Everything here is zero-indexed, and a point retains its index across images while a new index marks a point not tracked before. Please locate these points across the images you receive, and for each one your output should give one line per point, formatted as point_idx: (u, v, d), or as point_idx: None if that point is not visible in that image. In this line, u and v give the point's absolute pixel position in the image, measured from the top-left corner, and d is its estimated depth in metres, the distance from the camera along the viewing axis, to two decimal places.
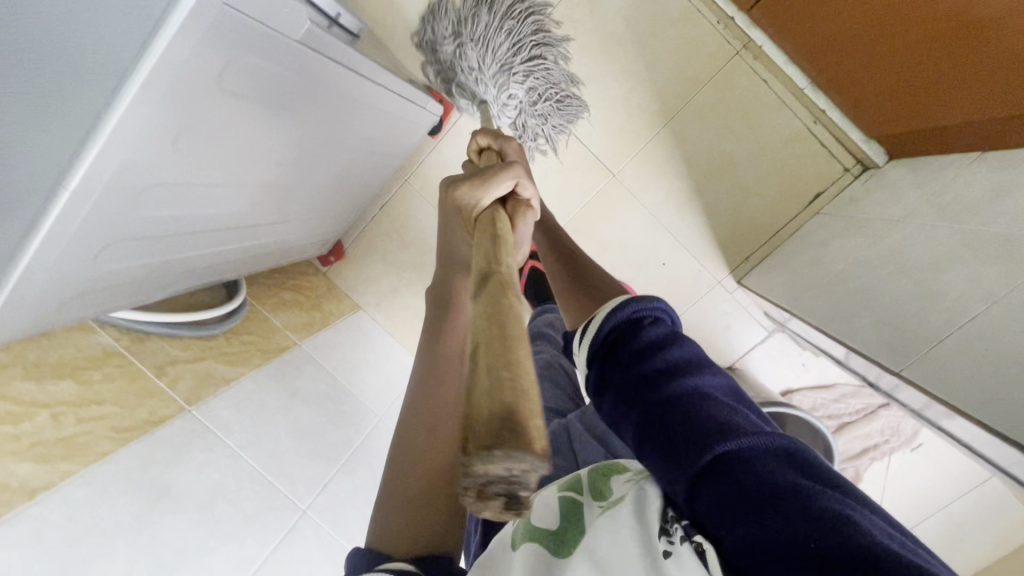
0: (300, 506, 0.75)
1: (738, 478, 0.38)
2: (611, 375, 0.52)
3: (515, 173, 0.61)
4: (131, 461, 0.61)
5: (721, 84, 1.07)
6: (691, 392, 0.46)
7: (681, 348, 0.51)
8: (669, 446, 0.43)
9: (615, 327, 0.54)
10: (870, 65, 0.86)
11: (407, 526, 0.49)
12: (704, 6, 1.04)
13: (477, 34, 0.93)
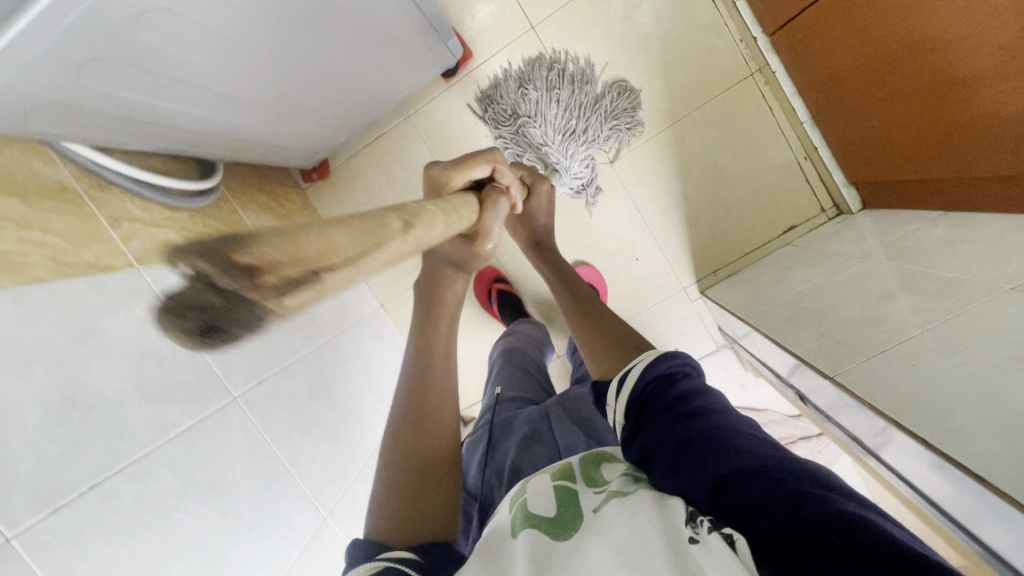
0: (231, 392, 0.71)
1: (762, 483, 0.43)
2: (647, 417, 0.55)
3: (489, 163, 0.73)
4: (67, 292, 0.58)
5: (730, 100, 1.11)
6: (720, 427, 0.51)
7: (709, 402, 0.55)
8: (699, 463, 0.48)
9: (652, 380, 0.58)
10: (875, 111, 0.91)
11: (404, 517, 0.52)
12: (732, 22, 1.08)
13: (534, 113, 1.10)
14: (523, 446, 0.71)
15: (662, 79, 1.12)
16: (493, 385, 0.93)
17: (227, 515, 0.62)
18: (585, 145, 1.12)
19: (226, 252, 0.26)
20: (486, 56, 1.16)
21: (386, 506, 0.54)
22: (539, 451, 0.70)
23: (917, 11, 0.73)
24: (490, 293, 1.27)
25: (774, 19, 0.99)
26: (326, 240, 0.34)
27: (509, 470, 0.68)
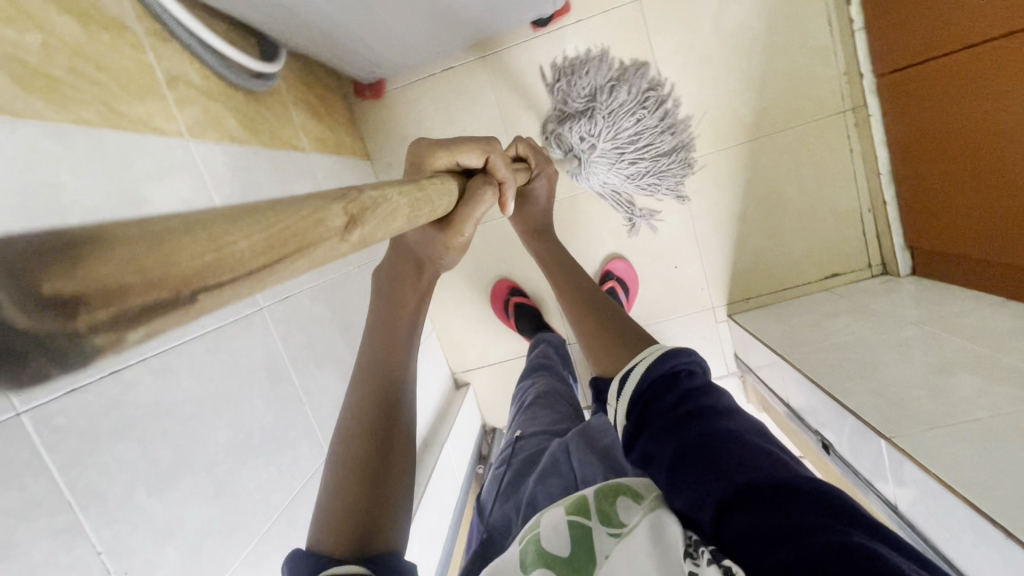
0: (259, 301, 0.64)
1: (763, 502, 0.36)
2: (649, 420, 0.49)
3: (488, 150, 0.64)
4: (113, 145, 0.50)
5: (815, 132, 1.07)
6: (728, 432, 0.43)
7: (716, 407, 0.47)
8: (697, 476, 0.41)
9: (653, 382, 0.51)
10: (957, 179, 0.88)
11: (346, 518, 0.43)
12: (843, 53, 1.03)
13: (611, 110, 1.04)
14: (541, 477, 0.65)
15: (755, 91, 1.07)
16: (518, 415, 0.88)
17: (242, 436, 0.55)
18: (632, 172, 1.09)
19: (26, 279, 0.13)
20: (581, 16, 1.08)
21: (331, 504, 0.45)
22: (556, 483, 0.63)
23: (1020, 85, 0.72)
24: (508, 306, 1.21)
25: (889, 62, 0.96)
26: (219, 242, 0.19)
27: (527, 505, 0.62)
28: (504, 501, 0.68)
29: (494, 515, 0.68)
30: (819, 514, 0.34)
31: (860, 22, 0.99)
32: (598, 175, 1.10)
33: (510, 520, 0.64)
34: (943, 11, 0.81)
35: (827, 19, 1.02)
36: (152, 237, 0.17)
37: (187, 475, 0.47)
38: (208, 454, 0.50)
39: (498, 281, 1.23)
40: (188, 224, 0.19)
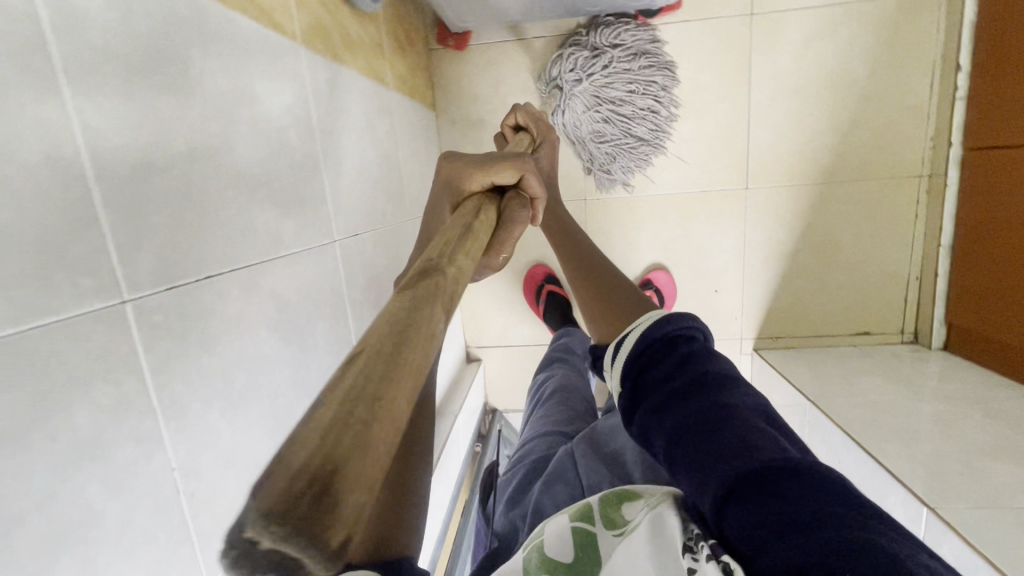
0: (332, 234, 0.60)
1: (779, 496, 0.30)
2: (644, 391, 0.42)
3: (522, 164, 0.52)
4: (238, 32, 0.45)
5: (886, 189, 1.07)
6: (724, 409, 0.36)
7: (710, 374, 0.40)
8: (699, 460, 0.34)
9: (645, 347, 0.43)
10: (1015, 267, 0.88)
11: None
12: (935, 119, 1.02)
13: (613, 64, 1.03)
14: (547, 485, 0.59)
15: (839, 135, 1.05)
16: (535, 414, 0.82)
17: (300, 373, 0.51)
18: (599, 131, 1.08)
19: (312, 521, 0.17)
20: (689, 16, 1.03)
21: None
22: (562, 491, 0.56)
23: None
24: (540, 292, 1.18)
25: (982, 138, 0.94)
26: (382, 408, 0.21)
27: (531, 514, 0.57)
28: (512, 508, 0.62)
29: (502, 523, 0.62)
30: (846, 516, 0.28)
31: (964, 91, 0.97)
32: (577, 141, 1.10)
33: (516, 528, 0.59)
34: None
35: (928, 81, 1.01)
36: (341, 432, 0.19)
37: (253, 402, 0.43)
38: (272, 383, 0.46)
39: (535, 265, 1.20)
40: (347, 400, 0.20)
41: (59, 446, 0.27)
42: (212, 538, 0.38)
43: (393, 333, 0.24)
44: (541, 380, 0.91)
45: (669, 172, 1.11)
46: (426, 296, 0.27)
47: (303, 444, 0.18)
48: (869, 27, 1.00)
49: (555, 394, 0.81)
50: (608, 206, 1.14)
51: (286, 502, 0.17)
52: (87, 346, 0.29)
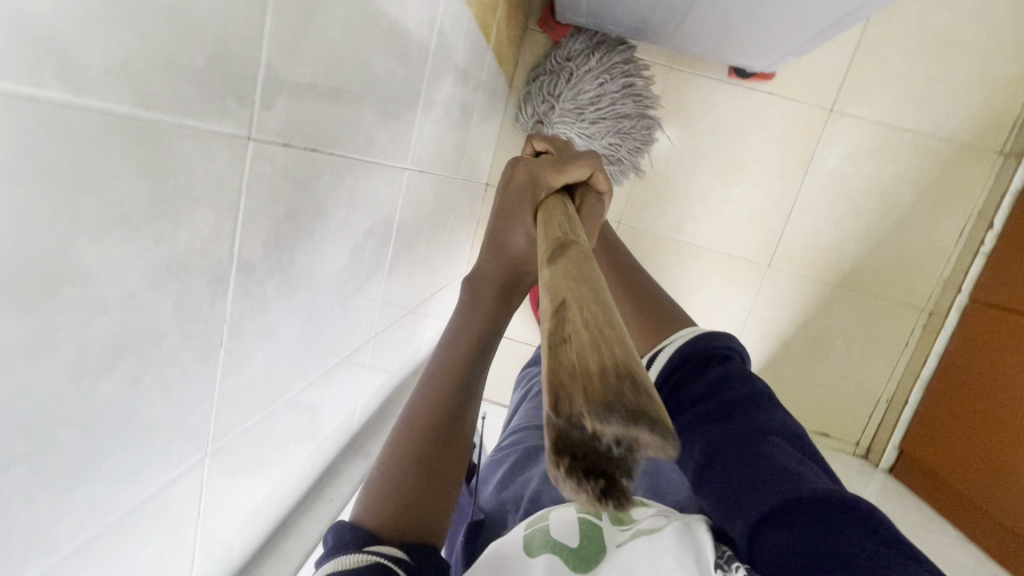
0: (404, 160, 0.59)
1: (803, 522, 0.34)
2: (677, 410, 0.49)
3: (585, 162, 0.50)
4: None
5: (888, 311, 1.12)
6: (749, 427, 0.43)
7: (738, 393, 0.47)
8: (727, 485, 0.39)
9: (679, 364, 0.53)
10: (979, 411, 0.94)
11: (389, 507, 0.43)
12: (953, 263, 1.08)
13: (574, 73, 1.03)
14: (546, 478, 0.61)
15: (865, 249, 1.10)
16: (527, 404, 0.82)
17: (340, 281, 0.50)
18: (595, 135, 1.05)
19: (606, 400, 0.17)
20: (774, 92, 1.07)
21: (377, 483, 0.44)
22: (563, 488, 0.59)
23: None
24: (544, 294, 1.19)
25: (991, 295, 1.00)
26: (612, 322, 0.21)
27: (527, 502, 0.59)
28: (503, 489, 0.65)
29: (491, 502, 0.66)
30: (861, 535, 0.32)
31: (987, 249, 1.03)
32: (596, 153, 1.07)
33: (506, 511, 0.62)
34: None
35: (958, 229, 1.07)
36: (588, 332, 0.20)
37: (300, 290, 0.42)
38: (318, 278, 0.45)
39: None
40: (590, 326, 0.20)
41: (158, 251, 0.26)
42: (233, 403, 0.37)
43: (581, 276, 0.24)
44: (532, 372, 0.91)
45: (705, 226, 1.14)
46: (580, 252, 0.27)
47: (559, 359, 0.19)
48: (926, 162, 1.05)
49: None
50: (638, 237, 1.16)
51: (610, 392, 0.18)
52: (211, 166, 0.28)
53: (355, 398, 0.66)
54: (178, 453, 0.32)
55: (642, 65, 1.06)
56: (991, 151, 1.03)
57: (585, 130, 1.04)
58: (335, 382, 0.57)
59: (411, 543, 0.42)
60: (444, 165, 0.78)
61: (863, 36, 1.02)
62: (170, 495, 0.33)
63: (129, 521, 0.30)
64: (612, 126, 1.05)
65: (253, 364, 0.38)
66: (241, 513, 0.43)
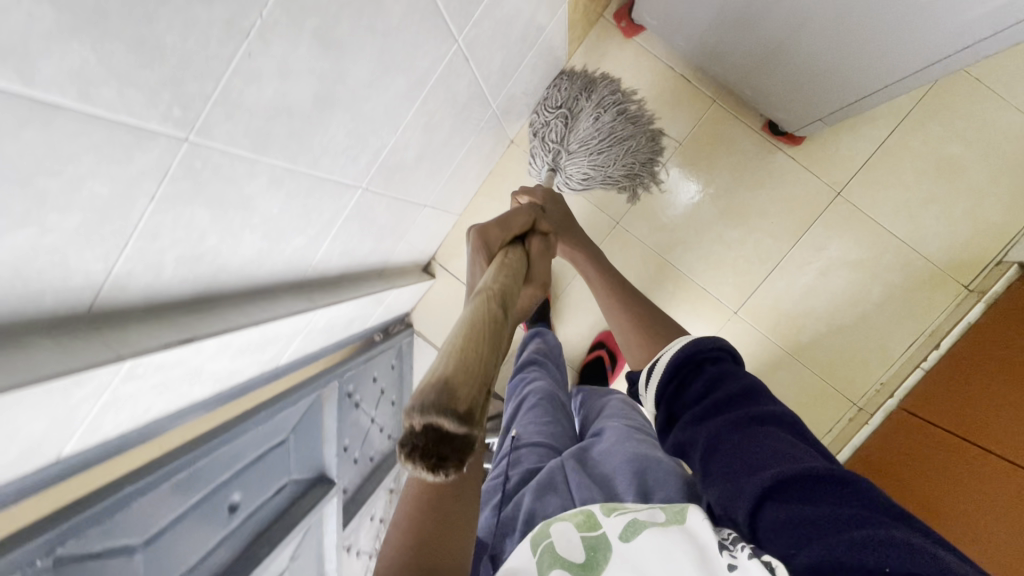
0: (460, 32, 0.61)
1: (798, 499, 0.41)
2: (679, 411, 0.55)
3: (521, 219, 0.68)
4: None
5: (824, 394, 1.18)
6: (749, 417, 0.49)
7: (729, 388, 0.52)
8: (731, 474, 0.45)
9: (678, 369, 0.58)
10: (934, 477, 0.94)
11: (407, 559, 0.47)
12: (893, 369, 1.15)
13: (570, 118, 1.00)
14: (536, 493, 0.64)
15: (825, 329, 1.16)
16: (522, 416, 0.83)
17: (362, 94, 0.50)
18: (607, 165, 1.01)
19: (433, 405, 0.25)
20: (797, 159, 1.14)
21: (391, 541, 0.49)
22: (554, 502, 0.62)
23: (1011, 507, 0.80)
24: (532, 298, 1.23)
25: (915, 403, 1.08)
26: (462, 350, 0.30)
27: (523, 521, 0.61)
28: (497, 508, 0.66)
29: (485, 524, 0.65)
30: (851, 501, 0.39)
31: (928, 364, 1.11)
32: (615, 181, 1.04)
33: (505, 534, 0.62)
34: (990, 414, 0.91)
35: (909, 340, 1.14)
36: (446, 356, 0.29)
37: (326, 60, 0.42)
38: (347, 68, 0.46)
39: None
40: (453, 353, 0.29)
41: None
42: (228, 112, 0.37)
43: (471, 322, 0.34)
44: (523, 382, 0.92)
45: (692, 255, 1.19)
46: (484, 303, 0.39)
47: (430, 371, 0.27)
48: (902, 270, 1.13)
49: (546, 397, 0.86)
50: (630, 242, 1.21)
51: (425, 399, 0.25)
52: None
53: (323, 240, 0.65)
54: (164, 106, 0.32)
55: (626, 94, 1.00)
56: (959, 282, 1.11)
57: (596, 164, 1.00)
58: (315, 199, 0.56)
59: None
60: (487, 78, 0.80)
61: (887, 138, 1.10)
62: (139, 145, 0.32)
63: (96, 131, 0.29)
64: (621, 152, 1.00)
65: (260, 93, 0.38)
66: (185, 244, 0.42)
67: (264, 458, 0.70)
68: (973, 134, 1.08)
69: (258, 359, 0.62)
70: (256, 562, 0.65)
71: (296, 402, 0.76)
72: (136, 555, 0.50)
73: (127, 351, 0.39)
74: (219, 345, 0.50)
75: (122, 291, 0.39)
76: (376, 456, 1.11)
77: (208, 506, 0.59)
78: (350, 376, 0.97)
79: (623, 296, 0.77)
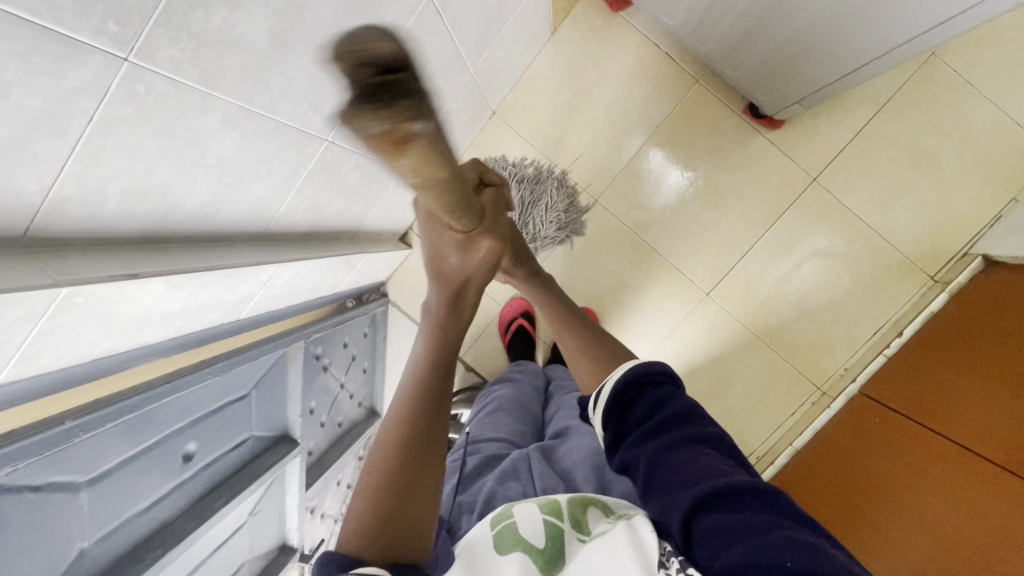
0: None
1: (728, 510, 0.42)
2: (627, 433, 0.53)
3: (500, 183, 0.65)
4: None
5: (789, 377, 1.20)
6: (688, 437, 0.49)
7: (671, 408, 0.52)
8: (670, 486, 0.45)
9: (623, 392, 0.55)
10: (881, 476, 0.95)
11: (374, 528, 0.45)
12: (857, 356, 1.17)
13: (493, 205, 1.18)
14: (499, 477, 0.59)
15: (793, 313, 1.18)
16: (487, 414, 0.78)
17: (324, 39, 0.50)
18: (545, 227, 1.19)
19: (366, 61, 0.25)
20: (776, 143, 1.14)
21: (356, 509, 0.46)
22: (516, 487, 0.57)
23: (960, 495, 0.82)
24: (510, 324, 1.24)
25: (874, 389, 1.10)
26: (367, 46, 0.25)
27: (482, 502, 0.57)
28: (455, 491, 0.61)
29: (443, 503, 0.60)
30: (772, 514, 0.40)
31: (890, 352, 1.13)
32: (548, 237, 1.20)
33: (461, 511, 0.58)
34: (943, 412, 0.92)
35: (874, 327, 1.16)
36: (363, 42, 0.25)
37: None
38: (306, 8, 0.45)
39: (515, 298, 1.26)
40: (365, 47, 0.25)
41: None
42: (173, 34, 0.36)
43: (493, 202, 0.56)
44: (493, 391, 0.88)
45: (669, 236, 1.20)
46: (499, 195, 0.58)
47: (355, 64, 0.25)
48: (871, 259, 1.15)
49: (516, 401, 0.82)
50: (608, 221, 1.21)
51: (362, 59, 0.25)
52: None
53: (288, 192, 0.64)
54: (98, 19, 0.31)
55: (532, 164, 1.19)
56: (925, 272, 1.13)
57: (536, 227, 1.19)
58: (275, 146, 0.55)
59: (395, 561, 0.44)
60: (463, 40, 0.79)
61: (864, 126, 1.11)
62: (72, 58, 0.31)
63: (24, 37, 0.28)
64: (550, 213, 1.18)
65: (208, 19, 0.37)
66: (131, 175, 0.41)
67: (222, 411, 0.70)
68: (948, 126, 1.09)
69: (215, 308, 0.61)
70: (210, 512, 0.65)
71: (258, 359, 0.76)
72: (80, 493, 0.50)
73: (64, 278, 0.38)
74: (169, 286, 0.50)
75: (60, 217, 0.39)
76: (345, 421, 1.11)
77: (160, 452, 0.59)
78: (319, 338, 0.96)
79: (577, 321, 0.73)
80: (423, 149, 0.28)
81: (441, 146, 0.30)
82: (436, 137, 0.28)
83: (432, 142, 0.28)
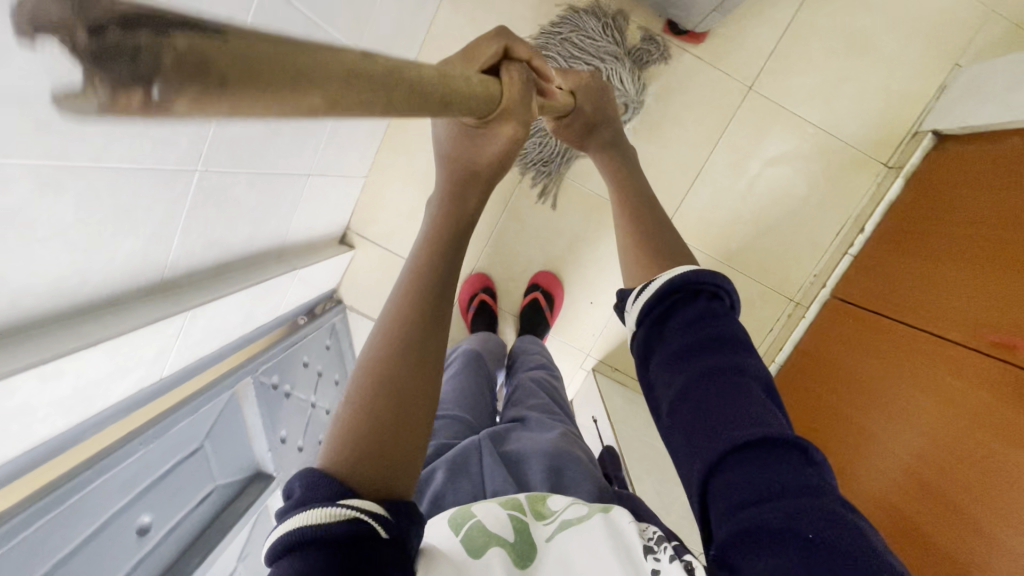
0: None
1: (758, 465, 0.37)
2: (662, 343, 0.47)
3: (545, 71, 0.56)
4: None
5: (762, 295, 1.18)
6: (731, 367, 0.43)
7: (714, 329, 0.45)
8: (694, 432, 0.41)
9: (664, 293, 0.48)
10: (884, 363, 0.92)
11: (358, 444, 0.37)
12: (825, 260, 1.15)
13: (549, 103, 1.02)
14: (450, 467, 0.55)
15: (754, 231, 1.15)
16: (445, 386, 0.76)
17: None
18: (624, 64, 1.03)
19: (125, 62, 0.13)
20: (704, 58, 1.07)
21: (344, 419, 0.38)
22: (466, 487, 0.54)
23: (958, 393, 0.79)
24: (472, 300, 1.21)
25: (849, 291, 1.08)
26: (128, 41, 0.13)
27: (429, 499, 0.53)
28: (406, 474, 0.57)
29: None
30: (804, 470, 0.36)
31: (855, 250, 1.11)
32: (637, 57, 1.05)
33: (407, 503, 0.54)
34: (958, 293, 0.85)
35: (837, 228, 1.13)
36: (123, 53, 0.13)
37: None
38: None
39: (473, 273, 1.21)
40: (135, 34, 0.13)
41: None
42: None
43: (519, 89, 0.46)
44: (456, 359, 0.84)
45: None
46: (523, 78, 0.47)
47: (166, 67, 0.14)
48: (822, 158, 1.10)
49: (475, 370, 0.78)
50: None
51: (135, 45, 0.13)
52: None
53: (172, 235, 0.59)
54: None
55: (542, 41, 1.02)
56: (879, 161, 1.09)
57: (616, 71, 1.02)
58: (129, 196, 0.50)
59: (389, 497, 0.37)
60: (332, 19, 0.71)
61: (792, 20, 1.04)
62: None
63: None
64: (608, 51, 1.01)
65: None
66: None
67: (172, 474, 0.67)
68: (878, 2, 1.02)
69: (125, 376, 0.57)
70: None
71: (199, 409, 0.72)
72: None
73: None
74: (42, 379, 0.45)
75: None
76: None
77: (111, 534, 0.58)
78: (272, 367, 0.92)
79: (644, 209, 0.61)
80: (185, 106, 0.15)
81: (232, 87, 0.16)
82: (195, 81, 0.15)
83: (200, 88, 0.15)
